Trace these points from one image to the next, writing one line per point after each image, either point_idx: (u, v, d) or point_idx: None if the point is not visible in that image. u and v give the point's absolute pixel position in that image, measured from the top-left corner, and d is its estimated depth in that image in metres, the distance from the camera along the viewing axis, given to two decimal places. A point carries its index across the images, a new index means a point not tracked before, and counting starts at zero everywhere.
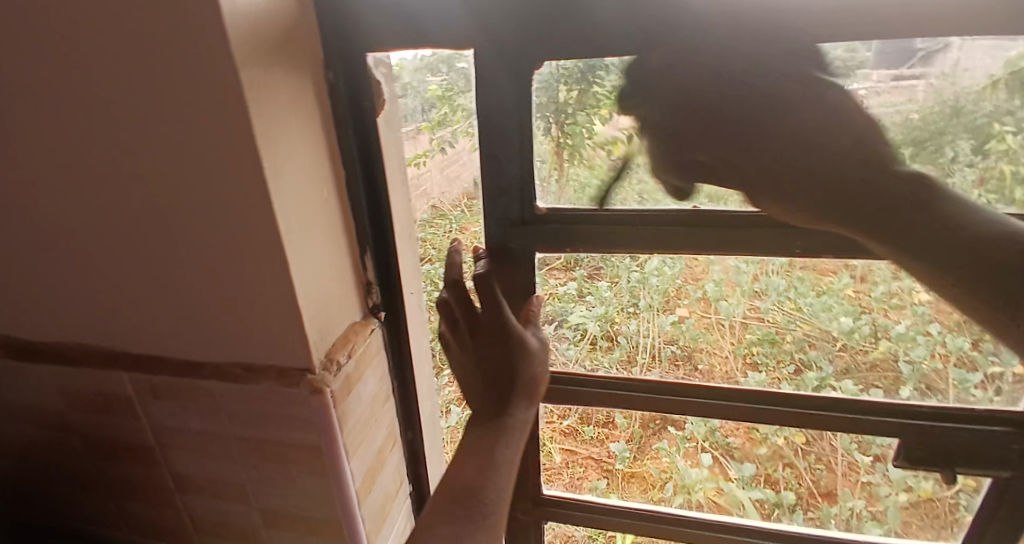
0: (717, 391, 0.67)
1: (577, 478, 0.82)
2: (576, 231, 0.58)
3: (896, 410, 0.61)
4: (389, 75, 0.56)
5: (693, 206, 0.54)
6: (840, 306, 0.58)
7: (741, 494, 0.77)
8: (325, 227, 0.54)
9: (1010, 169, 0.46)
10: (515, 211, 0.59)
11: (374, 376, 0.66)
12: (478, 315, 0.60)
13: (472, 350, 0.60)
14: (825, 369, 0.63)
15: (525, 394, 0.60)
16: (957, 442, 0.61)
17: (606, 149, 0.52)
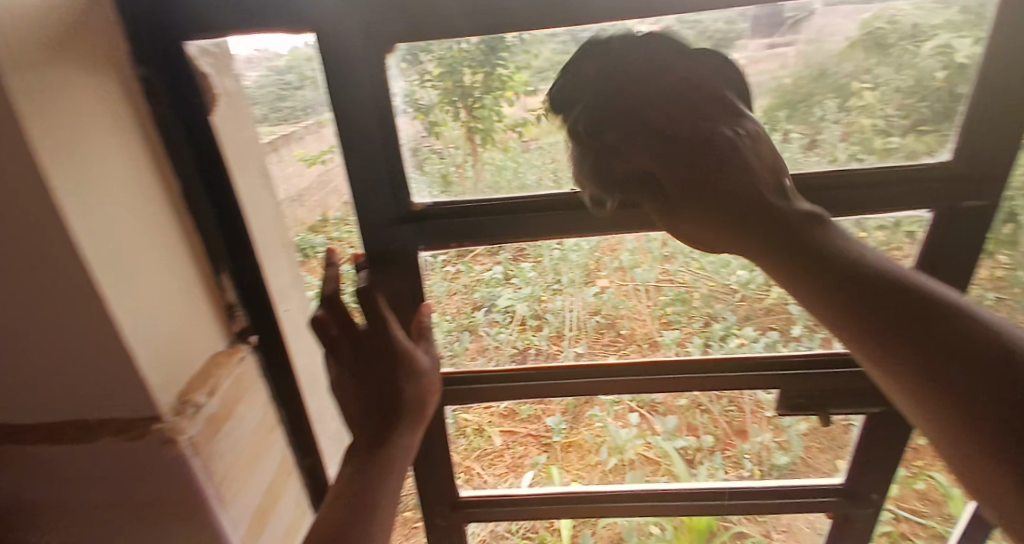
0: (641, 364, 0.70)
1: (518, 456, 0.84)
2: (462, 221, 0.57)
3: (797, 363, 0.68)
4: (220, 64, 0.50)
5: (570, 188, 0.55)
6: (735, 260, 0.66)
7: (667, 445, 0.83)
8: (162, 250, 0.48)
9: (869, 123, 0.52)
10: (388, 207, 0.56)
11: (250, 410, 0.59)
12: (361, 334, 0.56)
13: (354, 371, 0.56)
14: (728, 319, 0.69)
15: (409, 414, 0.58)
16: (838, 383, 0.69)
17: (516, 131, 0.54)
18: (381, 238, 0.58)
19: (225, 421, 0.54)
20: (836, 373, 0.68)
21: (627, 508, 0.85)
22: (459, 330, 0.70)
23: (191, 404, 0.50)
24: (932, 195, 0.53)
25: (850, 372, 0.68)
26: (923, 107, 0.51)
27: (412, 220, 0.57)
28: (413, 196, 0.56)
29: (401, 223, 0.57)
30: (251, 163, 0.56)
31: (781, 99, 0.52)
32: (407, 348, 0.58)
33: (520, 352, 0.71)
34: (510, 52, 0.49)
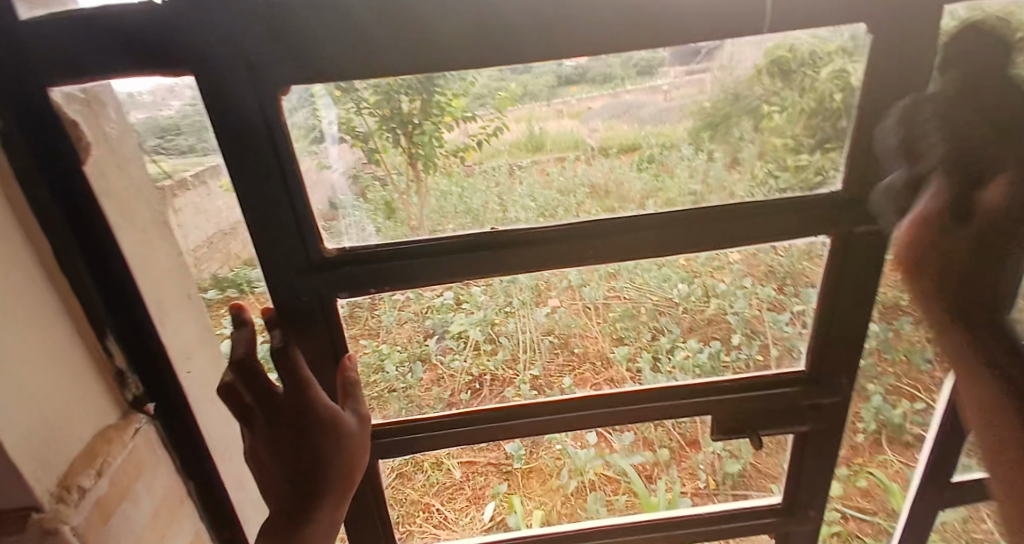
0: (584, 403, 0.70)
1: (479, 488, 0.82)
2: (366, 268, 0.55)
3: (750, 382, 0.71)
4: (89, 110, 0.46)
5: (490, 228, 0.56)
6: (676, 275, 0.67)
7: (624, 461, 0.83)
8: (27, 319, 0.42)
9: (781, 142, 0.57)
10: (301, 255, 0.53)
11: (150, 487, 0.54)
12: (277, 399, 0.53)
13: (270, 437, 0.54)
14: (674, 331, 0.72)
15: (335, 482, 0.56)
16: (776, 402, 0.72)
17: (458, 157, 0.55)
18: (292, 292, 0.54)
19: (116, 505, 0.48)
20: (759, 395, 0.71)
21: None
22: (411, 361, 0.69)
23: (75, 489, 0.44)
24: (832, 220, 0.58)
25: (770, 393, 0.71)
26: (824, 126, 0.56)
27: (324, 269, 0.54)
28: (326, 242, 0.54)
29: (316, 271, 0.54)
30: (139, 213, 0.52)
31: (703, 121, 0.56)
32: (328, 413, 0.55)
33: (475, 379, 0.71)
34: (447, 80, 0.50)
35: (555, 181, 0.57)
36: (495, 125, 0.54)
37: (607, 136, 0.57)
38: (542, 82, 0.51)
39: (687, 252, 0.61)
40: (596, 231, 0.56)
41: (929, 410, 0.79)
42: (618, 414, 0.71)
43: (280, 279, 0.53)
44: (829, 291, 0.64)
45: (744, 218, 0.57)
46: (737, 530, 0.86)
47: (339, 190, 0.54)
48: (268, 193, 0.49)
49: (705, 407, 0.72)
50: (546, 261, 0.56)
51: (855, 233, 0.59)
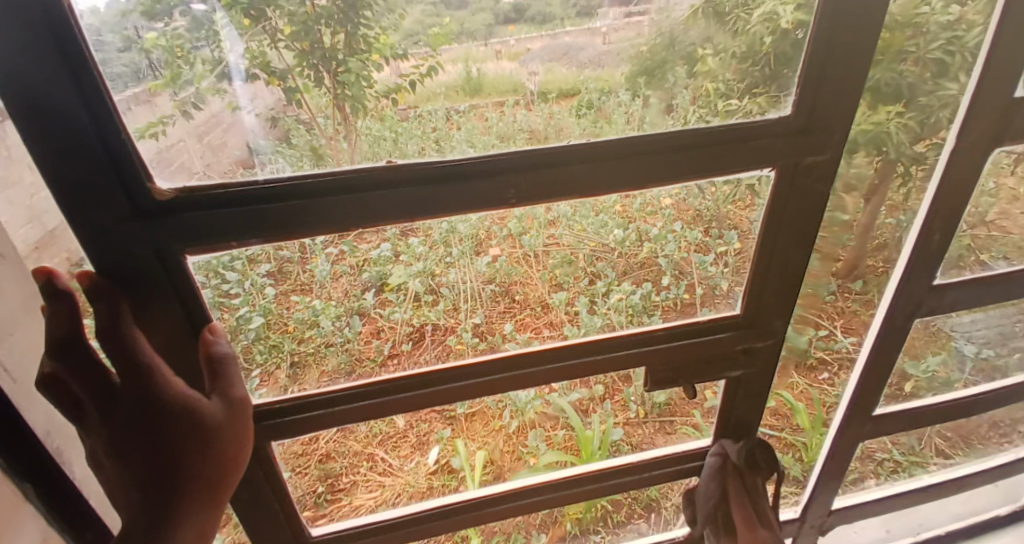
0: (551, 354, 0.66)
1: (423, 434, 0.84)
2: (228, 213, 0.47)
3: (695, 330, 0.70)
4: None
5: (387, 158, 0.51)
6: (612, 221, 0.69)
7: (561, 400, 0.88)
8: None
9: (712, 86, 0.58)
10: (124, 203, 0.44)
11: None
12: (119, 392, 0.48)
13: (111, 437, 0.49)
14: (609, 275, 0.79)
15: (215, 468, 0.51)
16: (705, 350, 0.72)
17: (390, 99, 0.51)
18: (119, 248, 0.46)
19: None
20: (695, 342, 0.70)
21: (546, 503, 0.85)
22: (349, 315, 0.68)
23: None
24: (777, 152, 0.58)
25: (707, 340, 0.71)
26: (755, 70, 0.57)
27: (149, 218, 0.45)
28: (157, 179, 0.45)
29: (140, 219, 0.45)
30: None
31: (639, 66, 0.55)
32: (184, 403, 0.49)
33: (417, 329, 0.74)
34: (374, 12, 0.46)
35: (494, 128, 0.55)
36: (429, 65, 0.50)
37: (546, 81, 0.55)
38: (478, 20, 0.49)
39: (622, 192, 0.61)
40: (535, 159, 0.53)
41: (832, 337, 0.85)
42: (554, 369, 0.67)
43: (97, 232, 0.44)
44: (780, 226, 0.64)
45: (682, 155, 0.57)
46: (674, 474, 0.89)
47: (255, 134, 0.48)
48: (57, 118, 0.40)
49: (656, 354, 0.70)
50: (476, 201, 0.54)
51: (802, 163, 0.60)
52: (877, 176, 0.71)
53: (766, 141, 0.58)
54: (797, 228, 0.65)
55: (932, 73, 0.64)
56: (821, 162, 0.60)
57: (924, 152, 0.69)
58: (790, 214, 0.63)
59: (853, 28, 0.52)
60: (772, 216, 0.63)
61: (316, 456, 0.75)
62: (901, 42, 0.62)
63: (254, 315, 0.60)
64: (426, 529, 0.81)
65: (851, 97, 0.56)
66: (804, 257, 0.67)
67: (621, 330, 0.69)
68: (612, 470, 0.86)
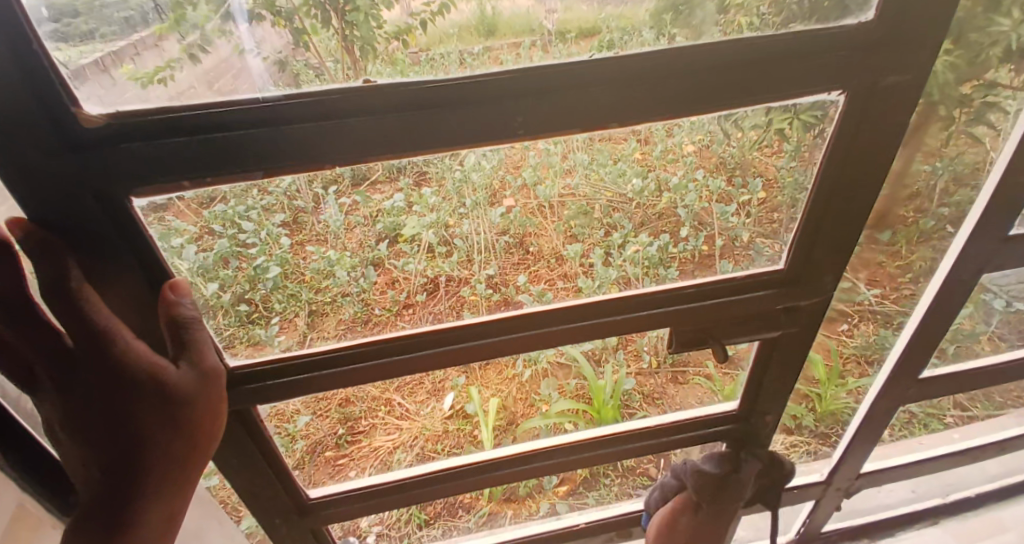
0: (589, 308, 0.67)
1: (438, 381, 0.85)
2: (188, 149, 0.44)
3: (732, 284, 0.70)
4: None
5: (363, 81, 0.46)
6: (631, 170, 0.67)
7: (575, 350, 0.88)
8: None
9: (745, 22, 0.53)
10: (61, 144, 0.41)
11: None
12: (77, 352, 0.46)
13: (72, 403, 0.48)
14: (626, 226, 0.75)
15: (186, 428, 0.53)
16: (734, 308, 0.71)
17: (400, 40, 0.48)
18: (63, 195, 0.43)
19: None
20: (719, 304, 0.70)
21: (570, 464, 0.92)
22: (364, 265, 0.67)
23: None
24: (841, 74, 0.53)
25: (743, 299, 0.71)
26: (791, 4, 0.53)
27: (85, 151, 0.42)
28: (84, 104, 0.41)
29: (72, 152, 0.42)
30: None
31: (665, 1, 0.51)
32: (149, 369, 0.49)
33: (430, 281, 0.72)
34: None
35: (508, 68, 0.50)
36: (439, 1, 0.48)
37: (565, 19, 0.51)
38: None
39: (642, 129, 0.58)
40: (556, 98, 0.50)
41: (856, 288, 0.83)
42: (592, 325, 0.68)
43: (41, 179, 0.42)
44: (827, 165, 0.60)
45: (713, 82, 0.52)
46: (689, 439, 0.94)
47: (263, 81, 0.45)
48: None
49: (688, 312, 0.70)
50: (487, 137, 0.51)
51: (881, 84, 0.54)
52: (919, 121, 0.66)
53: (821, 64, 0.52)
54: (865, 167, 0.61)
55: (986, 5, 0.58)
56: (904, 82, 0.54)
57: (969, 93, 0.66)
58: (857, 153, 0.59)
59: None
60: (839, 142, 0.59)
61: (335, 401, 0.78)
62: None
63: (270, 265, 0.61)
64: (455, 485, 0.88)
65: (943, 13, 0.49)
66: (871, 192, 0.63)
67: (658, 286, 0.70)
68: (633, 433, 0.91)
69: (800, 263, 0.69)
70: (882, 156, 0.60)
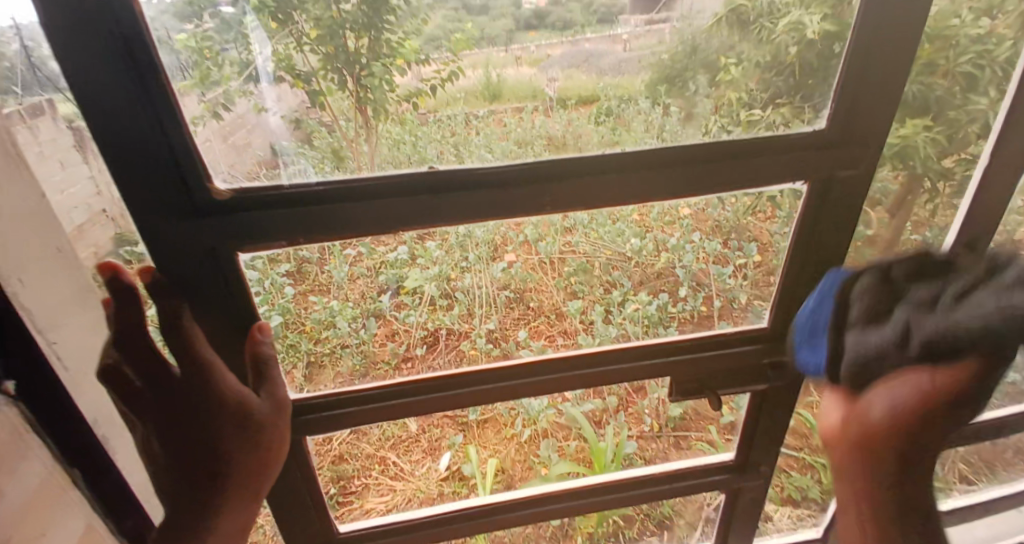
0: (609, 357, 0.67)
1: (435, 440, 0.84)
2: (277, 213, 0.49)
3: (717, 342, 0.70)
4: None
5: (429, 166, 0.52)
6: (629, 230, 0.68)
7: (575, 409, 0.88)
8: None
9: (735, 96, 0.57)
10: (185, 200, 0.46)
11: (14, 483, 0.46)
12: (176, 383, 0.51)
13: (166, 426, 0.51)
14: (625, 284, 0.77)
15: (258, 460, 0.55)
16: (726, 362, 0.71)
17: (411, 102, 0.52)
18: (179, 248, 0.48)
19: None
20: (702, 359, 0.70)
21: (577, 512, 0.85)
22: (365, 317, 0.69)
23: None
24: (816, 163, 0.58)
25: (730, 353, 0.71)
26: (778, 81, 0.56)
27: (201, 219, 0.48)
28: (215, 182, 0.47)
29: (189, 213, 0.47)
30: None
31: (661, 74, 0.55)
32: (236, 401, 0.53)
33: (431, 333, 0.73)
34: (397, 16, 0.47)
35: (512, 130, 0.55)
36: (450, 69, 0.51)
37: (565, 87, 0.55)
38: (499, 24, 0.49)
39: (644, 204, 0.61)
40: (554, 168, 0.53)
41: None
42: (605, 373, 0.67)
43: (153, 231, 0.47)
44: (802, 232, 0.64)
45: (709, 168, 0.56)
46: (697, 488, 0.87)
47: (279, 136, 0.49)
48: (113, 123, 0.42)
49: (692, 361, 0.70)
50: (492, 213, 0.54)
51: (837, 177, 0.59)
52: (903, 190, 0.69)
53: (797, 148, 0.57)
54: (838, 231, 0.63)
55: (961, 87, 0.62)
56: (855, 176, 0.59)
57: (951, 166, 0.68)
58: (836, 221, 0.62)
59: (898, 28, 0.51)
60: (804, 227, 0.63)
61: (330, 456, 0.75)
62: (930, 54, 0.59)
63: (272, 315, 0.59)
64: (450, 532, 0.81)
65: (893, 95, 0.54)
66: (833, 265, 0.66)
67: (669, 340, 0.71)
68: (639, 480, 0.85)
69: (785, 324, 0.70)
70: (848, 215, 0.62)
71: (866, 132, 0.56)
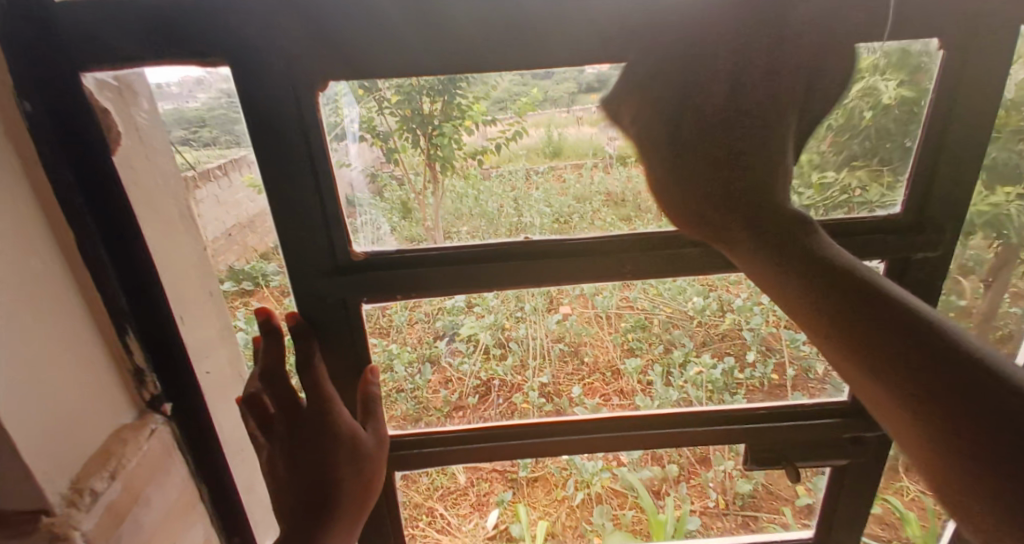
0: (695, 420, 0.70)
1: (482, 494, 0.82)
2: (406, 273, 0.55)
3: (791, 412, 0.70)
4: (123, 96, 0.49)
5: (525, 237, 0.56)
6: (691, 288, 0.66)
7: (632, 476, 0.81)
8: (56, 314, 0.44)
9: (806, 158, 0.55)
10: (328, 259, 0.54)
11: (161, 492, 0.54)
12: (301, 413, 0.58)
13: (291, 453, 0.57)
14: (687, 344, 0.72)
15: (358, 496, 0.58)
16: (805, 433, 0.70)
17: (476, 159, 0.55)
18: (316, 297, 0.56)
19: (128, 508, 0.48)
20: (774, 428, 0.70)
21: None
22: (420, 362, 0.70)
23: (64, 533, 0.42)
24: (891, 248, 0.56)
25: (809, 426, 0.69)
26: (853, 143, 0.56)
27: (347, 272, 0.55)
28: (355, 246, 0.54)
29: (339, 273, 0.55)
30: (159, 210, 0.54)
31: None
32: (349, 436, 0.57)
33: (483, 383, 0.72)
34: (468, 83, 0.50)
35: (570, 187, 0.58)
36: (514, 130, 0.54)
37: None
38: (563, 88, 0.51)
39: (701, 277, 0.62)
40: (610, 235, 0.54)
41: None
42: (675, 435, 0.70)
43: (305, 283, 0.55)
44: None
45: None
46: None
47: (357, 188, 0.54)
48: (282, 194, 0.50)
49: (760, 430, 0.70)
50: (544, 277, 0.56)
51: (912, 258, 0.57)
52: (999, 260, 0.63)
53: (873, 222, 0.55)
54: None
55: None
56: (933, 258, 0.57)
57: None
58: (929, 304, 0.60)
59: (976, 94, 0.49)
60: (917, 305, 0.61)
61: None
62: (1018, 121, 0.55)
63: None
64: None
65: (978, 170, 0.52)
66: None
67: (755, 404, 0.71)
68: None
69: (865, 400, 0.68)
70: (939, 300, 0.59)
71: (949, 205, 0.54)
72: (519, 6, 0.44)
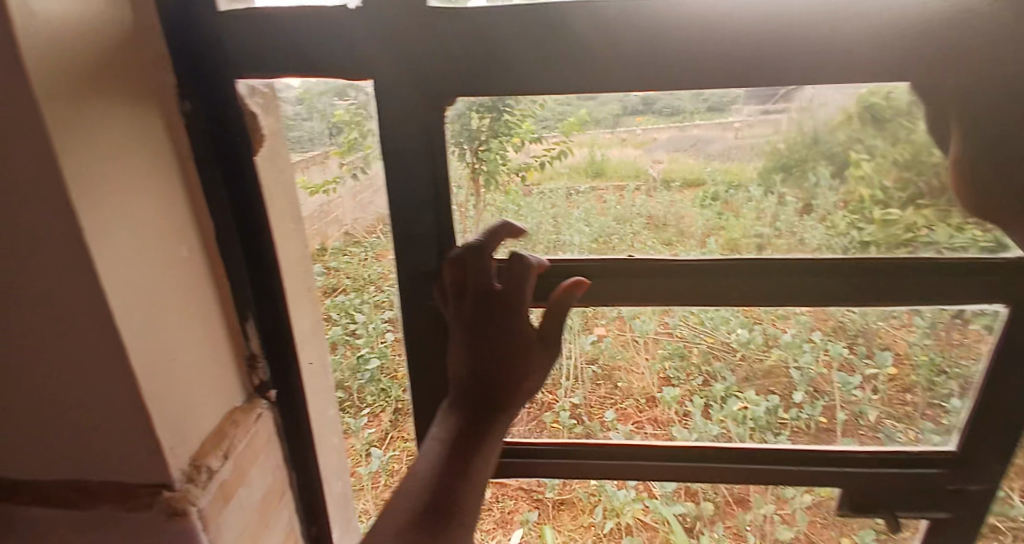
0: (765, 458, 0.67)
1: (508, 512, 0.82)
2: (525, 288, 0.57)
3: (894, 461, 0.64)
4: (265, 104, 0.52)
5: (630, 254, 0.57)
6: (735, 319, 0.64)
7: (665, 510, 0.78)
8: (191, 295, 0.48)
9: (868, 193, 0.53)
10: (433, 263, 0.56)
11: (260, 476, 0.58)
12: (488, 294, 0.52)
13: (469, 336, 0.53)
14: (728, 378, 0.69)
15: (519, 398, 0.54)
16: (904, 482, 0.65)
17: (520, 175, 0.57)
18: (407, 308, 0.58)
19: (234, 489, 0.53)
20: (871, 474, 0.65)
21: None
22: None
23: (183, 510, 0.46)
24: (953, 287, 0.53)
25: (906, 475, 0.64)
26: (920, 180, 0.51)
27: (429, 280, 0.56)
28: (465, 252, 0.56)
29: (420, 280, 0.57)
30: (281, 210, 0.57)
31: (776, 163, 0.53)
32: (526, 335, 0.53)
33: None
34: (517, 101, 0.51)
35: (611, 209, 0.58)
36: (560, 148, 0.55)
37: (669, 169, 0.56)
38: (607, 110, 0.51)
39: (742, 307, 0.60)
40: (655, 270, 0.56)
41: (1011, 500, 0.67)
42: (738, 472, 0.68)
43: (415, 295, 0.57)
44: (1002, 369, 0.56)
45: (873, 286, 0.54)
46: None
47: None
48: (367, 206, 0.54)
49: (854, 481, 0.66)
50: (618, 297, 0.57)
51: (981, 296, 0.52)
52: None
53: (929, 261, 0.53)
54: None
55: None
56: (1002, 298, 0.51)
57: None
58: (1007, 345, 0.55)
59: None
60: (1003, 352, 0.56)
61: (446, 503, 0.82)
62: None
63: (371, 357, 0.73)
64: None
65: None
66: None
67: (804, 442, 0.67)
68: None
69: (974, 454, 0.62)
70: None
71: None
72: (572, 28, 0.44)
